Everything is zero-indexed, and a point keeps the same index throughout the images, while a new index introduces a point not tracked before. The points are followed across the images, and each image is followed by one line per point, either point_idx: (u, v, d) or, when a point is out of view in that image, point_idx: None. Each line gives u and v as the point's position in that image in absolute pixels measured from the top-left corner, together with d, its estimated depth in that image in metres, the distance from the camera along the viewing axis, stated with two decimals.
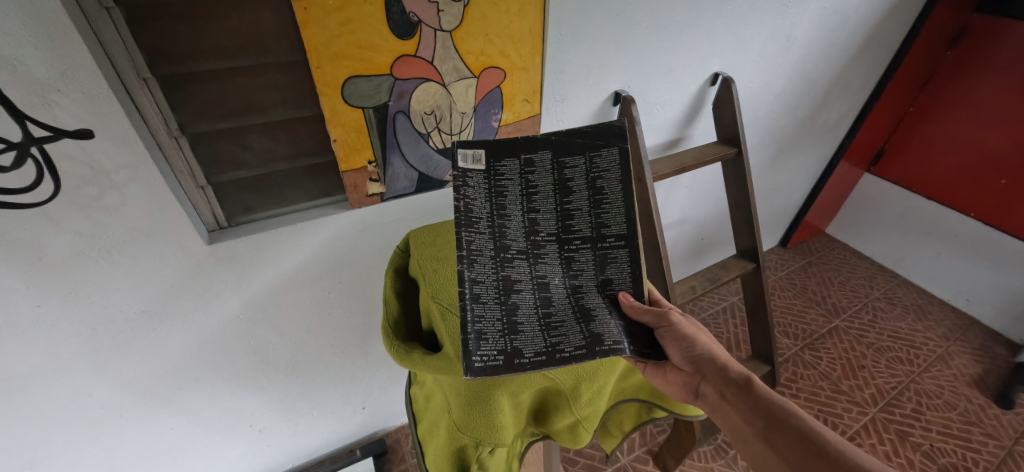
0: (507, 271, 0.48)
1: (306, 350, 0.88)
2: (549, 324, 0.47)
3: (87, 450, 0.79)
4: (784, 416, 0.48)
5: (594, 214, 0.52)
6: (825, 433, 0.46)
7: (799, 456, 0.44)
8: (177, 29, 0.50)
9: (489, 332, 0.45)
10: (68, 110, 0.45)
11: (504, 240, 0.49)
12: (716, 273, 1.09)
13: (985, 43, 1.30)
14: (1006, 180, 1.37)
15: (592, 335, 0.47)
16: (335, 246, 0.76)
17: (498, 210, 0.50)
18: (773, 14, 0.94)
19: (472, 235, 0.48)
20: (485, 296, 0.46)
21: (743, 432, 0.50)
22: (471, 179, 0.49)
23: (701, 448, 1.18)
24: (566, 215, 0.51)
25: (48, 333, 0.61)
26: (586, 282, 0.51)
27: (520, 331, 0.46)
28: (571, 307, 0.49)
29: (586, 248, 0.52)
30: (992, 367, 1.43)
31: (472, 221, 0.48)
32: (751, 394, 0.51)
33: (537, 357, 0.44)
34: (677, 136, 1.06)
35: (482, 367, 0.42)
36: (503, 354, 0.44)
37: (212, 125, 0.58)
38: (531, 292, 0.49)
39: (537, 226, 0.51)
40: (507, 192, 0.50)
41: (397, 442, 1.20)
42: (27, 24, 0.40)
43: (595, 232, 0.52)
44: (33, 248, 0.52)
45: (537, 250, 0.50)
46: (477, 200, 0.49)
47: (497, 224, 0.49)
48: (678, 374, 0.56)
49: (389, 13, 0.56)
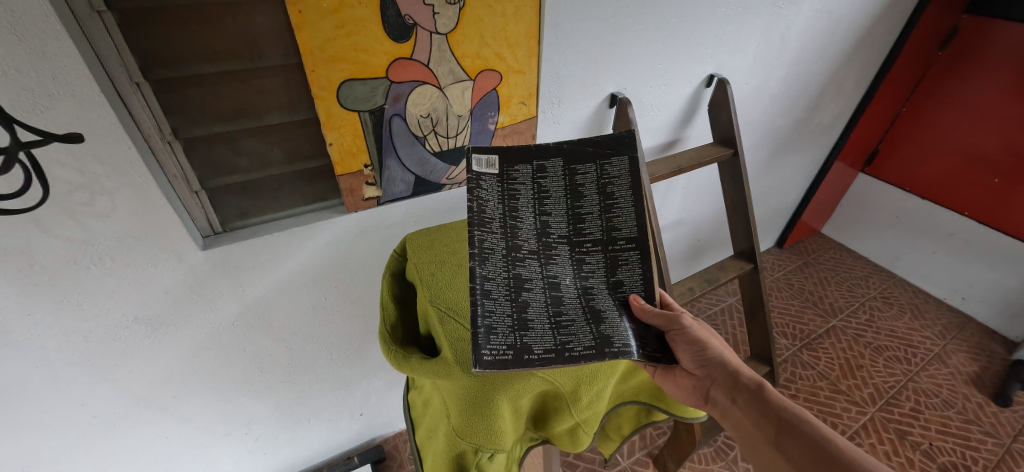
0: (518, 269, 0.48)
1: (302, 356, 0.87)
2: (560, 322, 0.46)
3: (76, 461, 0.77)
4: (796, 422, 0.48)
5: (605, 217, 0.52)
6: (837, 439, 0.45)
7: (812, 463, 0.44)
8: (168, 32, 0.49)
9: (500, 327, 0.44)
10: (58, 114, 0.45)
11: (516, 240, 0.49)
12: (714, 274, 1.08)
13: (974, 44, 1.32)
14: (999, 179, 1.38)
15: (601, 336, 0.46)
16: (330, 251, 0.75)
17: (511, 212, 0.50)
18: (768, 16, 0.95)
19: (484, 234, 0.48)
20: (496, 293, 0.46)
21: (754, 439, 0.49)
22: (484, 182, 0.50)
23: (701, 451, 1.17)
24: (578, 218, 0.52)
25: (39, 342, 0.59)
26: (599, 284, 0.51)
27: (530, 328, 0.45)
28: (582, 307, 0.49)
29: (597, 251, 0.51)
30: (988, 365, 1.43)
31: (484, 221, 0.48)
32: (763, 399, 0.50)
33: (546, 354, 0.43)
34: (673, 138, 1.06)
35: (491, 361, 0.41)
36: (512, 349, 0.43)
37: (204, 130, 0.57)
38: (542, 291, 0.48)
39: (549, 228, 0.51)
40: (519, 195, 0.51)
41: (396, 448, 1.19)
42: (17, 30, 0.39)
43: (606, 235, 0.52)
44: (22, 255, 0.51)
45: (548, 251, 0.50)
46: (490, 202, 0.49)
47: (510, 225, 0.49)
48: (687, 378, 0.56)
49: (384, 16, 0.56)
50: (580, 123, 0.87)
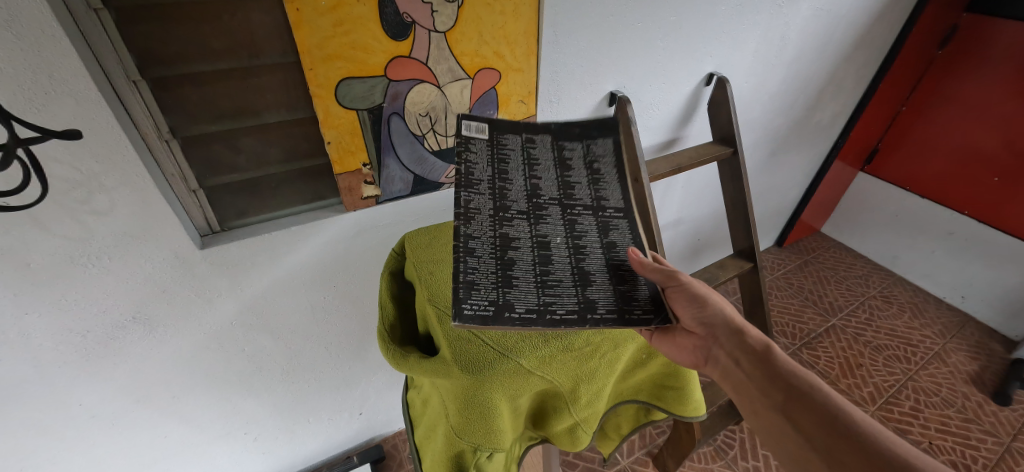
0: (506, 228, 0.49)
1: (302, 355, 0.87)
2: (546, 282, 0.45)
3: (73, 460, 0.77)
4: (803, 388, 0.47)
5: (592, 188, 0.56)
6: (847, 407, 0.45)
7: (824, 432, 0.43)
8: (167, 31, 0.49)
9: (483, 283, 0.43)
10: (55, 112, 0.44)
11: (505, 201, 0.51)
12: (713, 273, 1.08)
13: (974, 42, 1.32)
14: (999, 177, 1.38)
15: (586, 300, 0.44)
16: (329, 250, 0.75)
17: (502, 175, 0.54)
18: (768, 15, 0.95)
19: (473, 194, 0.51)
20: (481, 250, 0.46)
21: (759, 405, 0.48)
22: (473, 145, 0.56)
23: (701, 450, 1.17)
24: (567, 187, 0.55)
25: (37, 341, 0.59)
26: (589, 248, 0.50)
27: (513, 285, 0.43)
28: (569, 269, 0.47)
29: (586, 215, 0.53)
30: (988, 364, 1.44)
31: (474, 182, 0.52)
32: (768, 363, 0.50)
33: (528, 313, 0.41)
34: (672, 137, 1.06)
35: (470, 315, 0.39)
36: (493, 306, 0.41)
37: (202, 128, 0.57)
38: (529, 250, 0.47)
39: (539, 192, 0.54)
40: (509, 161, 0.56)
41: (394, 448, 1.19)
42: (14, 27, 0.39)
43: (594, 202, 0.55)
44: (20, 254, 0.51)
45: (537, 212, 0.51)
46: (481, 165, 0.54)
47: (500, 187, 0.53)
48: (688, 338, 0.55)
49: (383, 14, 0.56)
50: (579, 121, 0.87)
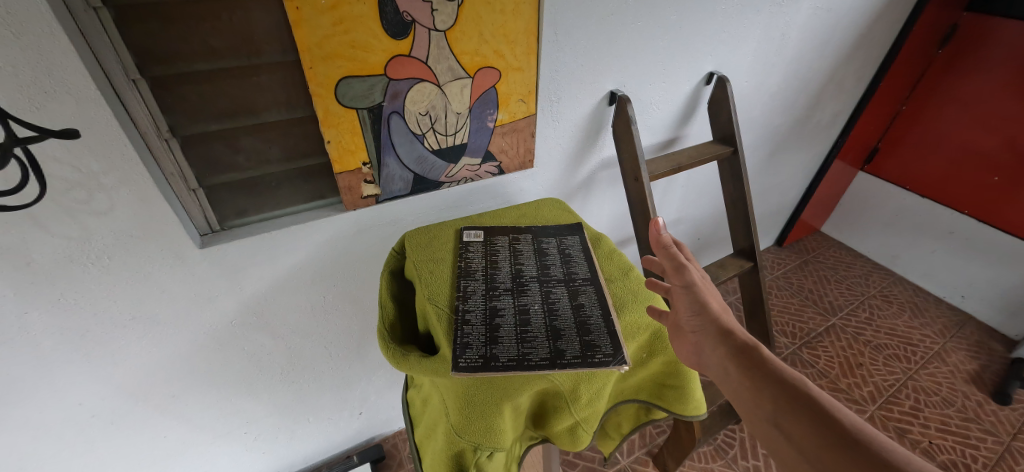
0: (495, 301, 0.56)
1: (301, 355, 0.87)
2: (525, 338, 0.52)
3: (72, 459, 0.76)
4: (797, 395, 0.43)
5: (565, 265, 0.63)
6: (845, 416, 0.40)
7: (815, 443, 0.39)
8: (166, 29, 0.49)
9: (474, 343, 0.50)
10: (54, 111, 0.44)
11: (495, 282, 0.59)
12: (714, 272, 1.08)
13: (974, 42, 1.31)
14: (999, 177, 1.38)
15: (557, 350, 0.50)
16: (328, 249, 0.75)
17: (491, 263, 0.62)
18: (768, 14, 0.95)
19: (468, 281, 0.58)
20: (473, 319, 0.53)
21: (752, 413, 0.45)
22: (472, 247, 0.65)
23: (701, 449, 1.17)
24: (545, 267, 0.62)
25: (36, 341, 0.59)
26: (561, 308, 0.56)
27: (499, 342, 0.51)
28: (544, 326, 0.53)
29: (561, 286, 0.59)
30: (988, 363, 1.44)
31: (470, 273, 0.60)
32: (759, 368, 0.46)
33: (509, 363, 0.49)
34: (672, 136, 1.06)
35: (465, 366, 0.47)
36: (481, 358, 0.48)
37: (201, 127, 0.57)
38: (513, 315, 0.55)
39: (522, 272, 0.61)
40: (499, 254, 0.64)
41: (394, 447, 1.19)
42: (12, 26, 0.39)
43: (567, 275, 0.61)
44: (19, 254, 0.51)
45: (520, 287, 0.59)
46: (475, 259, 0.62)
47: (490, 273, 0.60)
48: (684, 343, 0.54)
49: (383, 13, 0.56)
50: (579, 121, 0.87)
